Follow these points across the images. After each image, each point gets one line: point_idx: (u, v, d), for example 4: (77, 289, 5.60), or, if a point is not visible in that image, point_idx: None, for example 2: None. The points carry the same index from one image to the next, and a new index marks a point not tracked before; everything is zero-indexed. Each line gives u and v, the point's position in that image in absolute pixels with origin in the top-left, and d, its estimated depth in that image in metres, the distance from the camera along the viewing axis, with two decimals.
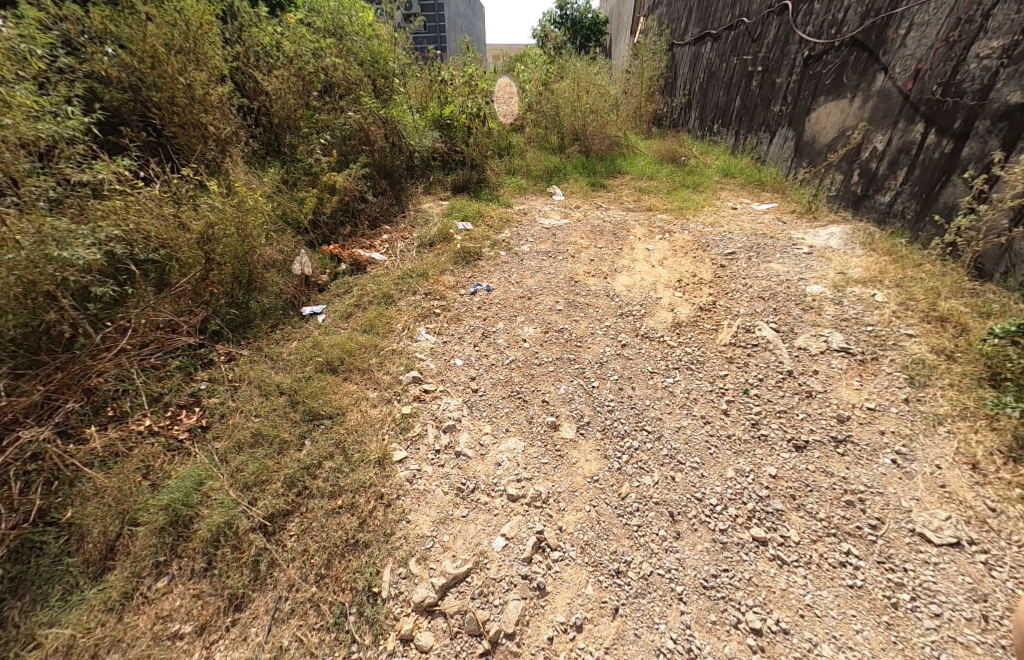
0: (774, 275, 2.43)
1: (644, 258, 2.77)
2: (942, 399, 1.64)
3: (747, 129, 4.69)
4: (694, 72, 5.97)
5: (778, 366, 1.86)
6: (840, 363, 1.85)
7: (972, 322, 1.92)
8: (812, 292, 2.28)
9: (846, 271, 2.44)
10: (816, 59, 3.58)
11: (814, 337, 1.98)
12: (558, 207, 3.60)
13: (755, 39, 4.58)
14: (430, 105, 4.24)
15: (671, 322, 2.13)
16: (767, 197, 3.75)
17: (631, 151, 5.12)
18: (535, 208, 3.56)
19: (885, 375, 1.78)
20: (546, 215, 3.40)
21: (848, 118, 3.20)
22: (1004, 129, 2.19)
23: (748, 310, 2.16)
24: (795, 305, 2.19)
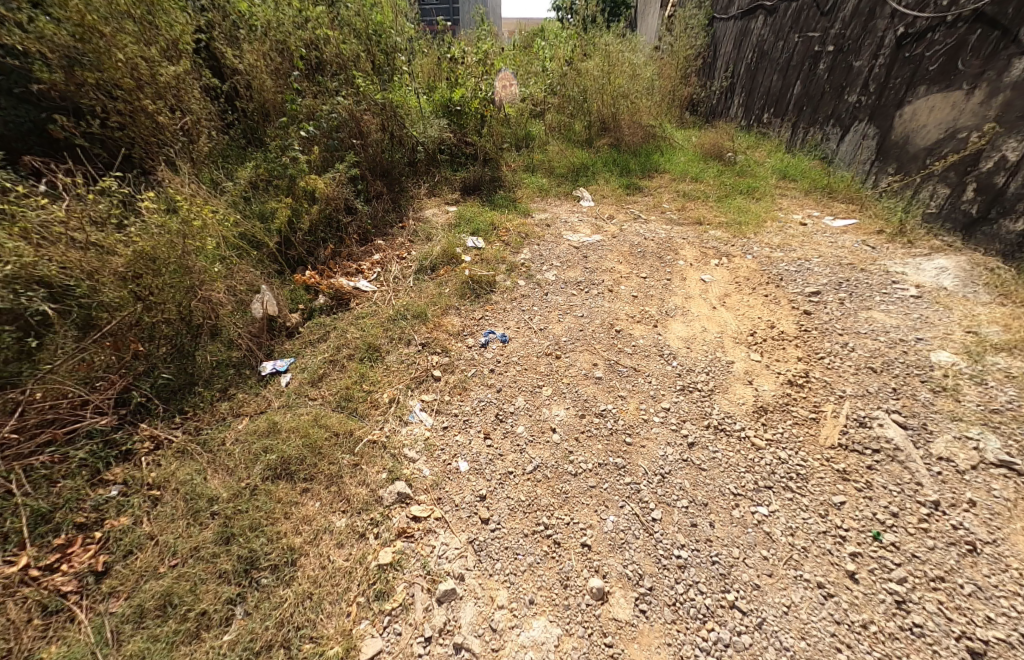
0: (880, 331, 1.85)
1: (699, 295, 2.19)
2: None
3: (810, 122, 3.98)
4: (740, 51, 5.20)
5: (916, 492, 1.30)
6: (1008, 490, 1.29)
7: None
8: (940, 361, 1.70)
9: (978, 328, 1.85)
10: (915, 37, 2.89)
11: (959, 441, 1.42)
12: (587, 216, 2.99)
13: (824, 12, 3.84)
14: (438, 87, 3.63)
15: (751, 402, 1.57)
16: (841, 210, 3.10)
17: (669, 143, 4.43)
18: (560, 217, 2.95)
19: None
20: (574, 228, 2.80)
21: (961, 115, 2.54)
22: None
23: (857, 390, 1.59)
24: (919, 383, 1.61)
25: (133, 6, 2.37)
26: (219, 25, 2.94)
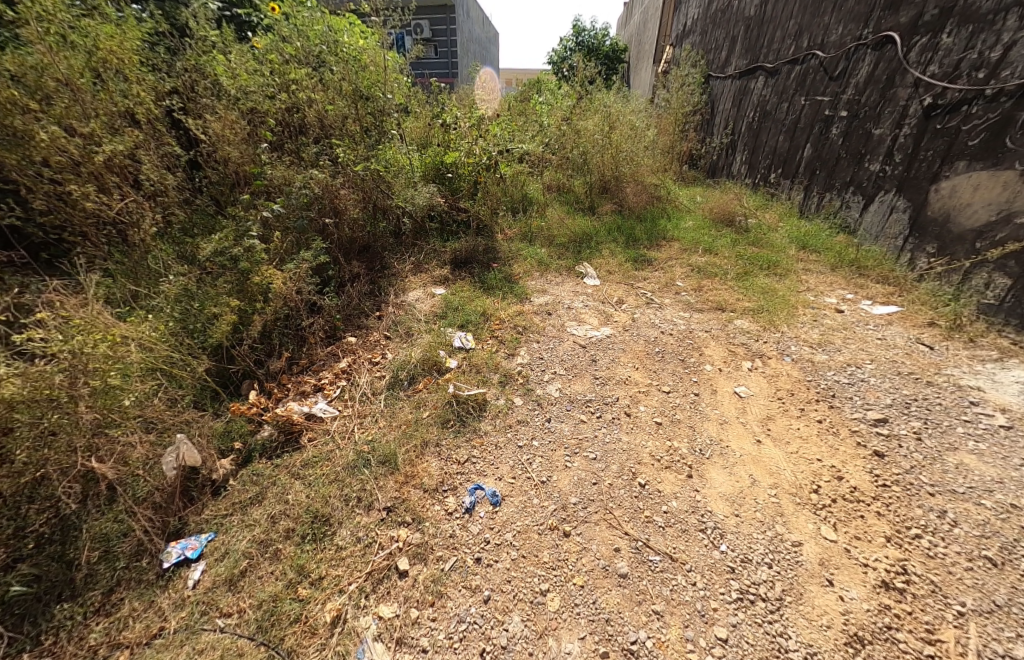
0: (983, 491, 1.45)
1: (736, 421, 1.78)
2: None
3: (825, 187, 3.72)
4: (740, 109, 5.05)
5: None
6: None
7: None
8: None
9: None
10: (948, 109, 2.65)
11: None
12: (593, 300, 2.63)
13: (833, 75, 3.66)
14: (430, 148, 3.37)
15: (841, 626, 1.12)
16: (877, 293, 2.75)
17: (675, 206, 4.17)
18: (561, 301, 2.58)
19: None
20: (578, 318, 2.42)
21: (1017, 197, 2.25)
22: None
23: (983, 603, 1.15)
24: None
25: (78, 75, 2.09)
26: (187, 90, 2.68)
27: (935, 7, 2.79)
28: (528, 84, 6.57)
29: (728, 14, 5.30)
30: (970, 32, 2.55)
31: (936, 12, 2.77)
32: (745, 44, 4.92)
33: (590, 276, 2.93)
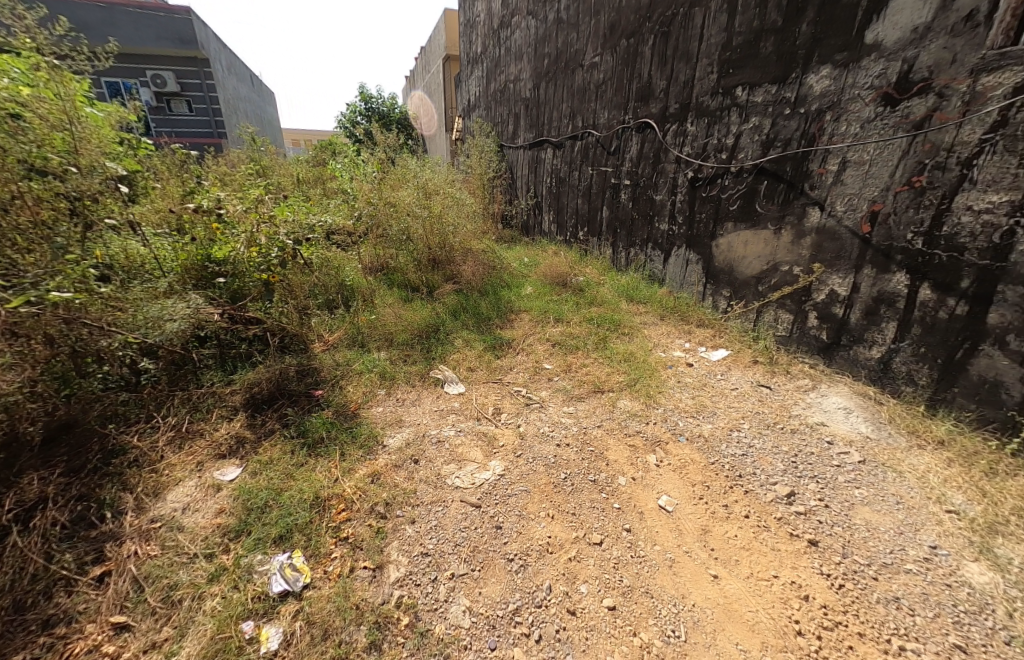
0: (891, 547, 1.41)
1: (682, 556, 1.44)
2: None
3: (627, 244, 3.96)
4: (537, 175, 5.31)
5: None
6: None
7: None
8: (977, 579, 1.29)
9: (942, 495, 1.58)
10: (706, 181, 2.96)
11: None
12: (464, 419, 2.08)
13: (611, 150, 3.94)
14: (179, 245, 2.29)
15: None
16: (704, 338, 2.91)
17: (511, 274, 4.03)
18: (425, 435, 1.94)
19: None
20: (454, 458, 1.81)
21: (777, 251, 2.54)
22: None
23: None
24: (1011, 646, 1.13)
25: None
26: None
27: (675, 102, 3.12)
28: (318, 148, 5.80)
29: (507, 94, 5.71)
30: (706, 123, 2.89)
31: (678, 105, 3.11)
32: (528, 120, 5.28)
33: (452, 382, 2.38)
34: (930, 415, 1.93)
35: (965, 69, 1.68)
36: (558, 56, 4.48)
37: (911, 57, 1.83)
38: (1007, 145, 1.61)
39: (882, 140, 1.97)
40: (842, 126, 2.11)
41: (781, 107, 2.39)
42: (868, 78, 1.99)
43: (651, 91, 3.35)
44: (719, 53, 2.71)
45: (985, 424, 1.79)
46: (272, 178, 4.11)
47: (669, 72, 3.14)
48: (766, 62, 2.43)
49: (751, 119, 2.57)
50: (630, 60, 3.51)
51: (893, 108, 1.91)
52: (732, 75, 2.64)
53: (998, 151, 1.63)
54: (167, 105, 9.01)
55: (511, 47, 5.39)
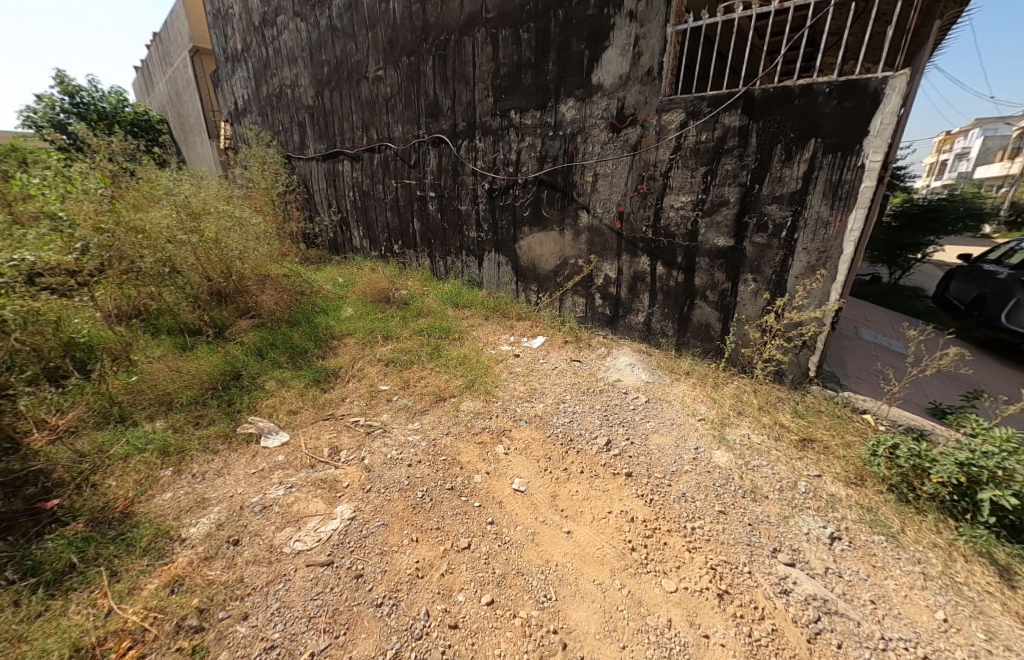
0: (674, 456, 1.89)
1: (541, 526, 1.58)
2: (978, 563, 1.38)
3: (443, 253, 4.05)
4: (337, 189, 4.89)
5: (938, 646, 1.16)
6: (901, 576, 1.36)
7: (830, 437, 1.91)
8: (721, 462, 1.84)
9: (695, 409, 2.19)
10: (501, 191, 3.30)
11: (815, 548, 1.45)
12: (294, 471, 1.81)
13: (411, 164, 3.94)
14: None
15: None
16: (524, 329, 3.24)
17: (326, 298, 3.68)
18: (244, 508, 1.61)
19: (936, 542, 1.45)
20: (289, 521, 1.56)
21: (565, 248, 3.03)
22: (723, 265, 2.34)
23: (744, 553, 1.43)
24: (744, 498, 1.65)
25: None
26: None
27: (463, 119, 3.36)
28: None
29: (284, 100, 5.07)
30: (491, 140, 3.22)
31: (465, 123, 3.36)
32: (316, 130, 4.81)
33: (271, 434, 2.02)
34: (678, 355, 2.64)
35: (653, 109, 2.35)
36: (338, 66, 4.20)
37: (621, 97, 2.46)
38: (683, 162, 2.33)
39: (616, 158, 2.57)
40: (590, 146, 2.67)
41: (546, 129, 2.86)
42: (599, 111, 2.57)
43: (438, 109, 3.51)
44: (491, 79, 3.06)
45: (706, 352, 2.55)
46: None
47: (452, 92, 3.35)
48: (528, 91, 2.88)
49: (526, 138, 2.99)
50: (414, 78, 3.59)
51: (618, 134, 2.52)
52: (505, 100, 3.02)
53: (680, 166, 2.33)
54: None
55: (280, 49, 4.82)
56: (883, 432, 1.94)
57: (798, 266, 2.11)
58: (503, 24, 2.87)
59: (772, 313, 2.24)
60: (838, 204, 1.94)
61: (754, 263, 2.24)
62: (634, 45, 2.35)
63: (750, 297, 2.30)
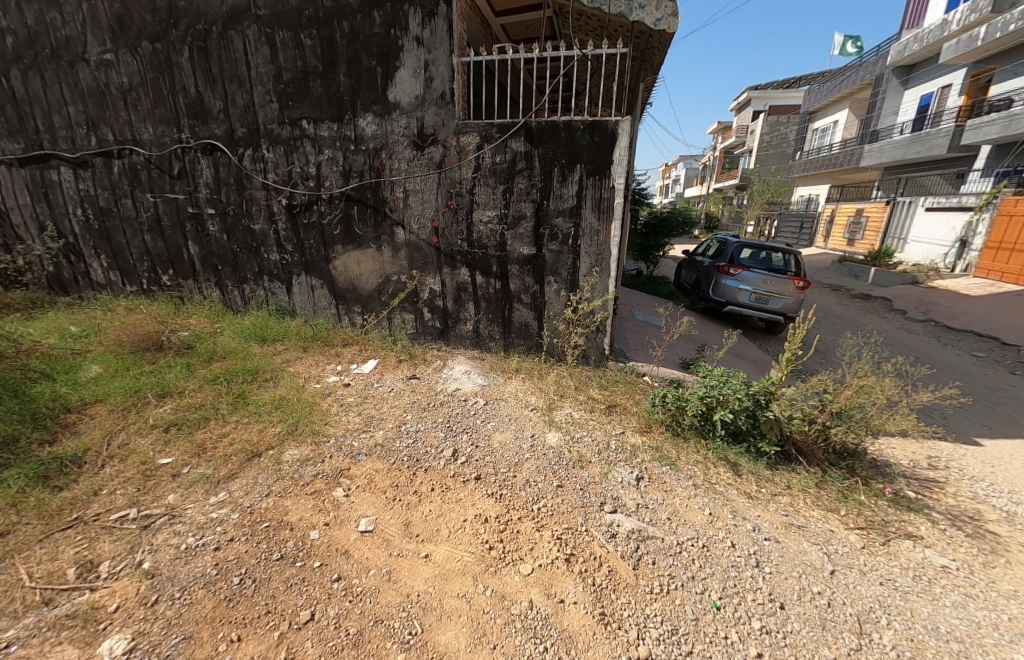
0: (515, 447, 2.03)
1: (395, 560, 1.46)
2: (722, 466, 1.91)
3: (238, 281, 3.35)
4: (54, 206, 3.52)
5: (709, 535, 1.55)
6: (682, 492, 1.76)
7: (626, 401, 2.37)
8: (553, 442, 2.06)
9: (527, 401, 2.40)
10: (302, 208, 2.97)
11: (627, 490, 1.76)
12: (9, 620, 1.21)
13: (174, 174, 3.16)
14: None
15: (598, 620, 1.24)
16: (352, 354, 2.97)
17: (50, 358, 2.62)
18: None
19: (697, 459, 1.95)
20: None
21: (384, 265, 2.93)
22: (531, 270, 2.65)
23: (580, 513, 1.63)
24: (574, 468, 1.88)
25: None
26: None
27: (241, 125, 2.90)
28: None
29: None
30: (282, 151, 2.88)
31: (245, 130, 2.91)
32: (3, 124, 3.37)
33: None
34: (507, 356, 2.86)
35: (450, 130, 2.50)
36: (34, 41, 3.08)
37: (419, 117, 2.54)
38: (484, 180, 2.55)
39: (423, 175, 2.64)
40: (395, 163, 2.67)
41: (346, 143, 2.73)
42: (399, 128, 2.59)
43: (206, 111, 2.94)
44: (272, 84, 2.75)
45: (529, 349, 2.84)
46: None
47: (222, 93, 2.86)
48: (319, 101, 2.69)
49: (324, 152, 2.79)
50: (164, 69, 2.92)
51: (421, 152, 2.59)
52: (293, 108, 2.76)
53: (482, 184, 2.55)
54: None
55: None
56: (657, 387, 2.51)
57: (584, 266, 2.55)
58: (279, 25, 2.62)
59: (574, 307, 2.64)
60: (603, 216, 2.44)
61: (553, 267, 2.60)
62: (425, 69, 2.47)
63: (555, 296, 2.67)
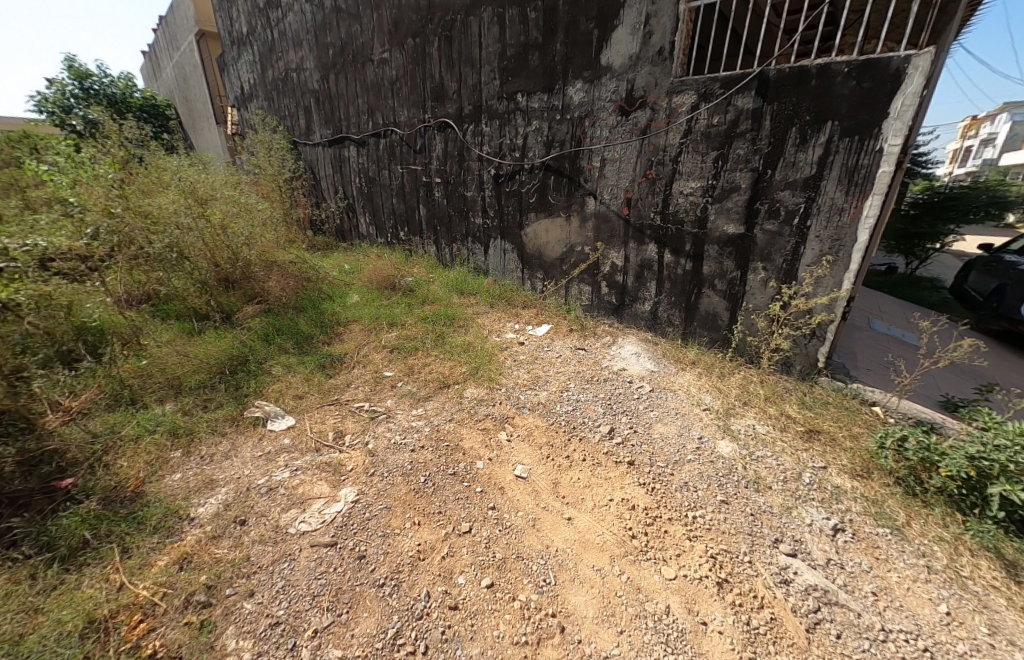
0: (677, 444, 1.89)
1: (541, 512, 1.59)
2: (986, 558, 1.36)
3: (450, 240, 3.96)
4: (344, 174, 4.78)
5: (937, 638, 1.16)
6: (903, 569, 1.34)
7: (837, 430, 1.89)
8: (725, 452, 1.83)
9: (701, 400, 2.17)
10: (507, 177, 3.23)
11: (815, 537, 1.45)
12: (302, 452, 1.85)
13: (417, 149, 3.85)
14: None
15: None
16: (531, 317, 3.21)
17: (332, 285, 3.67)
18: (251, 489, 1.64)
19: (941, 535, 1.44)
20: (295, 501, 1.59)
21: (571, 235, 2.99)
22: (733, 253, 2.29)
23: (745, 541, 1.44)
24: (748, 489, 1.64)
25: None
26: None
27: (468, 102, 3.29)
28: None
29: (289, 83, 4.92)
30: (497, 124, 3.16)
31: (470, 107, 3.29)
32: (322, 115, 4.68)
33: (278, 418, 2.05)
34: (685, 345, 2.62)
35: (663, 91, 2.28)
36: (343, 47, 4.11)
37: (630, 80, 2.40)
38: (694, 146, 2.27)
39: (624, 143, 2.52)
40: (598, 131, 2.61)
41: (553, 113, 2.80)
42: (607, 93, 2.51)
43: (444, 92, 3.43)
44: (497, 61, 2.99)
45: (713, 342, 2.53)
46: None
47: (458, 75, 3.28)
48: (535, 73, 2.81)
49: (533, 123, 2.93)
50: (419, 59, 3.52)
51: (627, 117, 2.46)
52: (511, 82, 2.96)
53: (691, 151, 2.28)
54: None
55: (285, 30, 4.67)
56: (890, 423, 1.92)
57: (809, 254, 2.06)
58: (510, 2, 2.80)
59: (783, 303, 2.19)
60: (853, 190, 1.88)
61: (764, 251, 2.19)
62: (645, 24, 2.27)
63: (759, 286, 2.26)
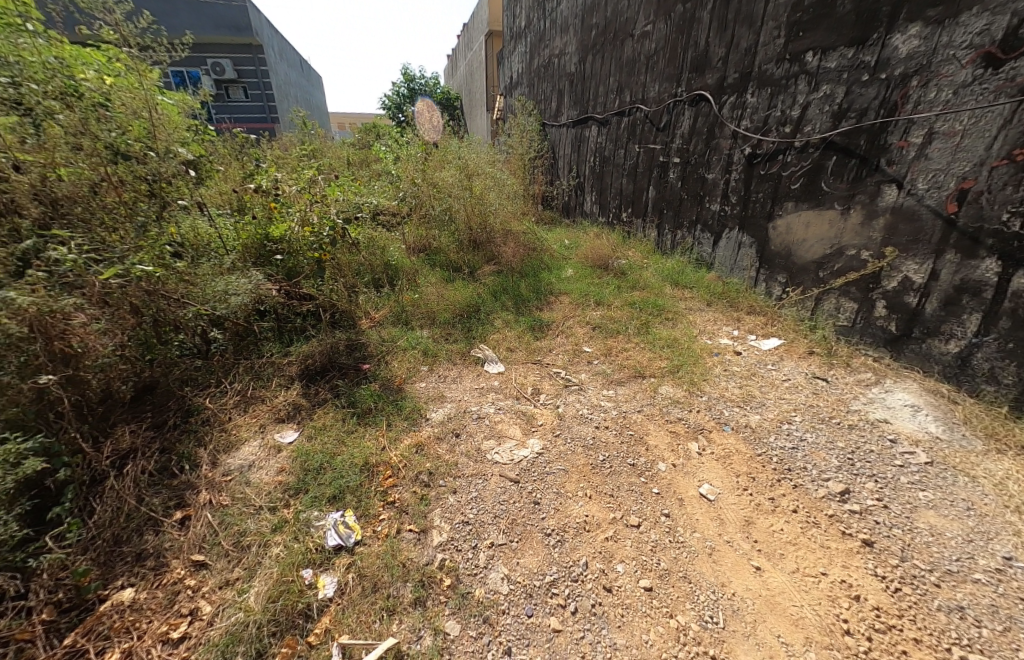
0: (958, 550, 1.33)
1: (723, 545, 1.40)
2: None
3: (675, 226, 3.68)
4: (581, 154, 4.97)
5: None
6: None
7: None
8: None
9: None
10: (766, 157, 2.73)
11: None
12: (505, 397, 2.13)
13: (660, 126, 3.64)
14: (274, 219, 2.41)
15: None
16: (756, 326, 2.73)
17: (551, 256, 3.97)
18: (465, 412, 1.99)
19: None
20: (494, 433, 1.87)
21: (844, 233, 2.34)
22: None
23: None
24: None
25: None
26: None
27: (734, 70, 2.88)
28: (353, 145, 6.14)
29: (550, 69, 5.36)
30: (769, 93, 2.67)
31: (737, 75, 2.87)
32: (573, 96, 4.93)
33: (492, 362, 2.42)
34: (1013, 418, 1.77)
35: None
36: (607, 26, 4.16)
37: (1022, 10, 1.61)
38: None
39: (979, 108, 1.75)
40: (931, 92, 1.90)
41: (858, 73, 2.17)
42: (966, 36, 1.77)
43: (707, 61, 3.09)
44: (788, 14, 2.48)
45: None
46: (318, 163, 4.20)
47: (729, 39, 2.89)
48: (841, 23, 2.21)
49: (822, 88, 2.35)
50: (686, 27, 3.25)
51: (996, 70, 1.69)
52: (802, 39, 2.42)
53: None
54: (226, 94, 10.69)
55: (557, 17, 5.05)
56: None
57: None
58: None
59: None
60: None
61: None
62: None
63: None
